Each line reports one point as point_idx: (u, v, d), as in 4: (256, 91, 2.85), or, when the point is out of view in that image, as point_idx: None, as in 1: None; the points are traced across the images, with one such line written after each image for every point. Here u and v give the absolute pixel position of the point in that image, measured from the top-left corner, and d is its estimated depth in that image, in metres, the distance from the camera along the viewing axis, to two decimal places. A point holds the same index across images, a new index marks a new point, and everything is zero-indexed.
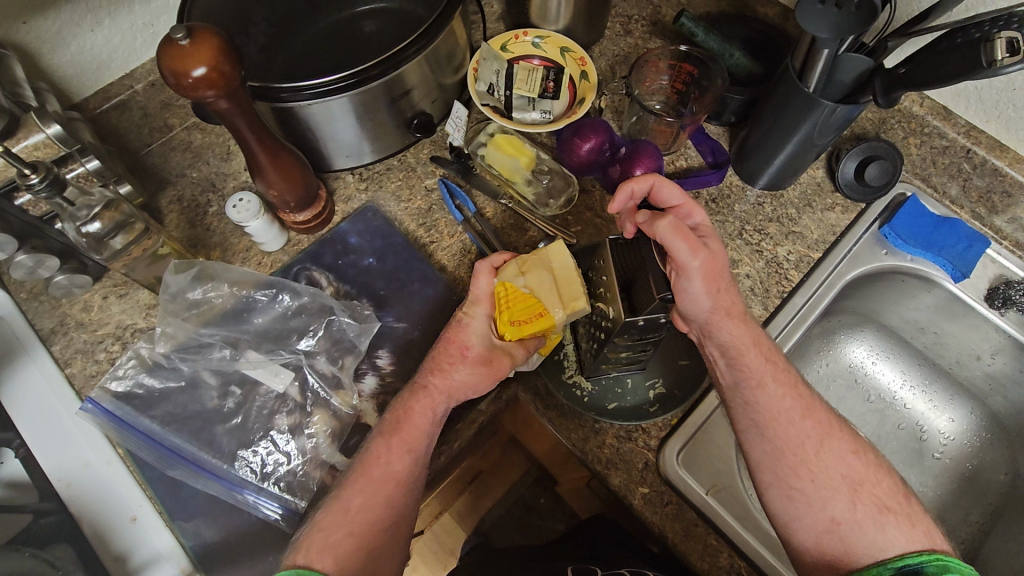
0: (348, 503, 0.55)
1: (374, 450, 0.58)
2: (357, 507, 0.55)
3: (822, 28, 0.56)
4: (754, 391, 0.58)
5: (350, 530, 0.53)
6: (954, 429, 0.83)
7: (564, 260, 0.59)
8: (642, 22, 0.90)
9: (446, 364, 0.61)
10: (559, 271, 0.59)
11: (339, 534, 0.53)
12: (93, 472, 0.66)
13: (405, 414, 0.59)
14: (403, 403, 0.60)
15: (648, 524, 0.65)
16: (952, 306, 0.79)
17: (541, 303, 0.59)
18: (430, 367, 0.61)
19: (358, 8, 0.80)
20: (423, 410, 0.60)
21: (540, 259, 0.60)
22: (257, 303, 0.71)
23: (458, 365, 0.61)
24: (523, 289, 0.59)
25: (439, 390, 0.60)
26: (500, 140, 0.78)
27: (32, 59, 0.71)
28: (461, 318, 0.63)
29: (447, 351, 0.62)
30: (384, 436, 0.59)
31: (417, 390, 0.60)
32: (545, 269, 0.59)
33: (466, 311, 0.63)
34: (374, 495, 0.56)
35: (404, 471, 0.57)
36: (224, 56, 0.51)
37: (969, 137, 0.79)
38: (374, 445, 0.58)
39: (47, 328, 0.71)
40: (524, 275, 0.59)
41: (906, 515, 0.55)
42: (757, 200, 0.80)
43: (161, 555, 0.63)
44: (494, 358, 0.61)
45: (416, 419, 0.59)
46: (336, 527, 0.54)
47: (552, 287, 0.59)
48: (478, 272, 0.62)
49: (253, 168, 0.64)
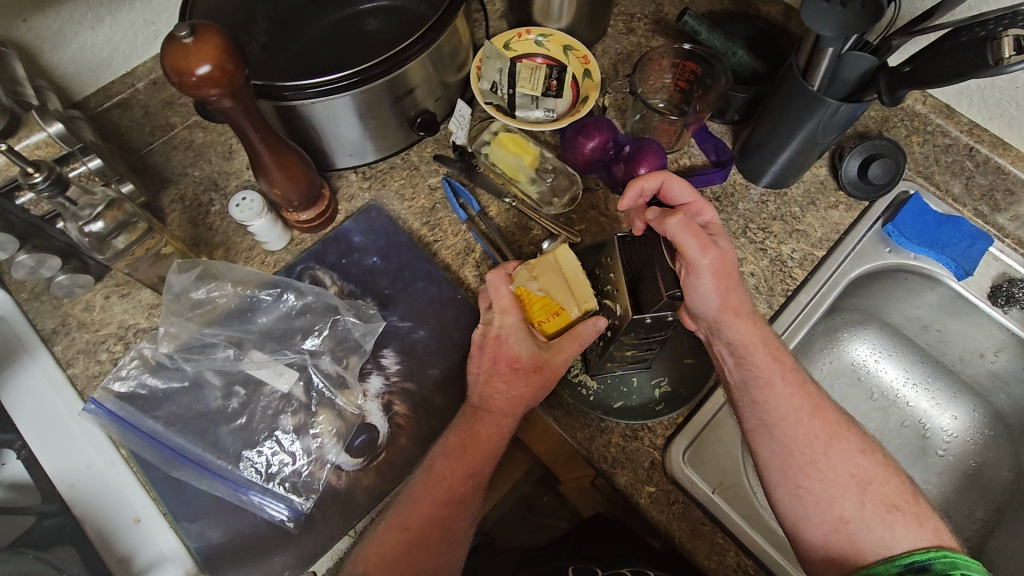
0: (406, 520, 0.56)
1: (435, 467, 0.58)
2: (416, 526, 0.55)
3: (827, 27, 0.56)
4: (763, 390, 0.58)
5: (408, 547, 0.54)
6: (957, 426, 0.83)
7: (570, 261, 0.59)
8: (645, 21, 0.90)
9: (498, 382, 0.60)
10: (567, 270, 0.59)
11: (396, 550, 0.54)
12: (96, 473, 0.65)
13: (470, 435, 0.59)
14: (466, 423, 0.60)
15: (655, 524, 0.65)
16: (956, 304, 0.79)
17: (560, 303, 0.59)
18: (484, 390, 0.61)
19: (361, 6, 0.79)
20: (489, 430, 0.60)
21: (547, 262, 0.60)
22: (261, 302, 0.70)
23: (509, 378, 0.59)
24: (539, 293, 0.60)
25: (500, 409, 0.60)
26: (504, 138, 0.77)
27: (33, 57, 0.71)
28: (494, 331, 0.61)
29: (495, 369, 0.60)
30: (447, 457, 0.59)
31: (479, 412, 0.61)
32: (555, 271, 0.60)
33: (497, 323, 0.60)
34: (423, 511, 0.56)
35: (457, 487, 0.58)
36: (227, 54, 0.50)
37: (972, 135, 0.80)
38: (436, 462, 0.59)
39: (48, 328, 0.71)
40: (537, 280, 0.60)
41: (914, 513, 0.55)
42: (761, 198, 0.80)
43: (165, 557, 0.63)
44: (542, 360, 0.59)
45: (485, 440, 0.59)
46: (393, 543, 0.55)
47: (566, 288, 0.59)
48: (494, 284, 0.61)
49: (256, 166, 0.64)
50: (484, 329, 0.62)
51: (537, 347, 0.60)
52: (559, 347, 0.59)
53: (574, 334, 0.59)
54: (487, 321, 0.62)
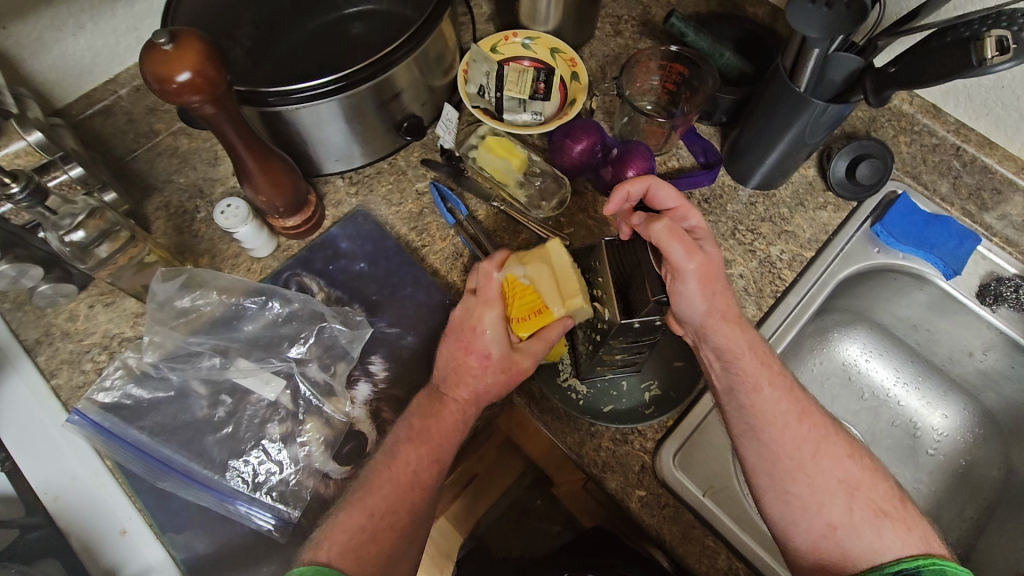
0: (371, 506, 0.54)
1: (399, 453, 0.57)
2: (381, 513, 0.54)
3: (813, 27, 0.56)
4: (750, 395, 0.58)
5: (371, 534, 0.53)
6: (947, 426, 0.83)
7: (561, 254, 0.56)
8: (632, 22, 0.89)
9: (466, 375, 0.59)
10: (556, 264, 0.56)
11: (360, 537, 0.52)
12: (82, 485, 0.65)
13: (434, 422, 0.59)
14: (431, 410, 0.59)
15: (646, 528, 0.64)
16: (944, 304, 0.79)
17: (540, 296, 0.56)
18: (450, 379, 0.60)
19: (346, 10, 0.79)
20: (452, 418, 0.59)
21: (540, 253, 0.58)
22: (247, 310, 0.69)
23: (479, 375, 0.58)
24: (523, 280, 0.57)
25: (464, 399, 0.60)
26: (491, 142, 0.76)
27: (12, 65, 0.70)
28: (474, 322, 0.59)
29: (465, 363, 0.59)
30: (412, 443, 0.57)
31: (445, 399, 0.60)
32: (544, 263, 0.57)
33: (477, 315, 0.59)
34: (389, 499, 0.55)
35: (423, 474, 0.57)
36: (208, 61, 0.50)
37: (959, 136, 0.80)
38: (400, 448, 0.57)
39: (31, 338, 0.70)
40: (524, 266, 0.57)
41: (902, 518, 0.55)
42: (749, 199, 0.80)
43: (151, 569, 0.62)
44: (513, 363, 0.58)
45: (449, 427, 0.59)
46: (357, 530, 0.53)
47: (553, 282, 0.56)
48: (484, 270, 0.59)
49: (240, 172, 0.63)
50: (463, 316, 0.60)
51: (511, 347, 0.58)
52: (530, 352, 0.58)
53: (541, 333, 0.58)
54: (468, 309, 0.60)
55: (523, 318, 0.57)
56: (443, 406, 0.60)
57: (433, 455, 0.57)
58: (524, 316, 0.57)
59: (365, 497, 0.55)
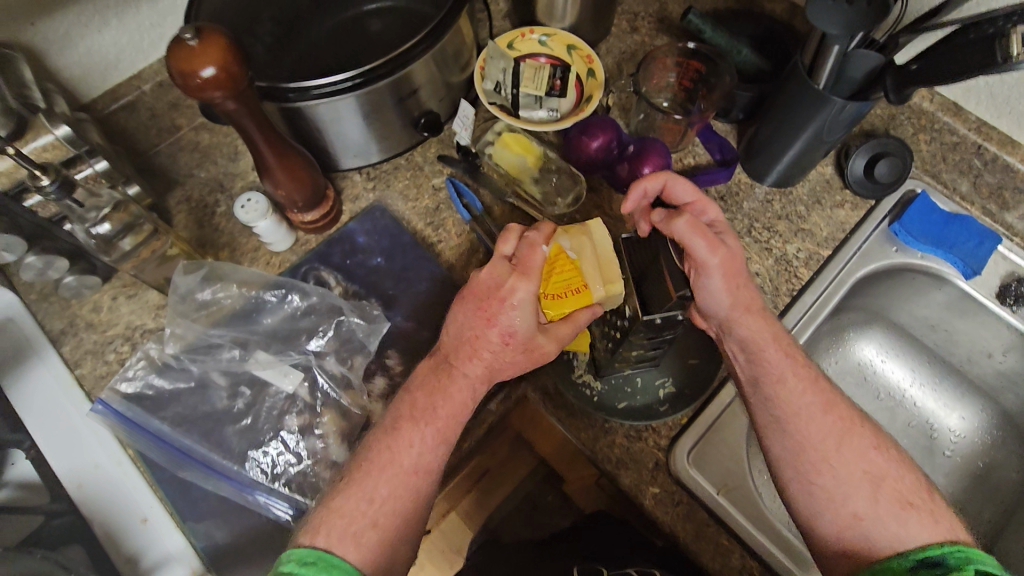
0: (372, 491, 0.53)
1: (402, 433, 0.56)
2: (382, 499, 0.53)
3: (835, 25, 0.56)
4: (774, 387, 0.58)
5: (373, 521, 0.52)
6: (965, 427, 0.82)
7: (604, 235, 0.57)
8: (649, 19, 0.89)
9: (483, 348, 0.58)
10: (598, 243, 0.57)
11: (361, 524, 0.52)
12: (104, 474, 0.66)
13: (440, 397, 0.57)
14: (436, 384, 0.58)
15: (659, 524, 0.65)
16: (964, 304, 0.79)
17: (584, 277, 0.56)
18: (462, 351, 0.59)
19: (364, 7, 0.79)
20: (461, 395, 0.58)
21: (583, 230, 0.58)
22: (266, 303, 0.70)
23: (496, 349, 0.57)
24: (569, 255, 0.57)
25: (475, 375, 0.58)
26: (507, 138, 0.78)
27: (40, 61, 0.71)
28: (505, 292, 0.57)
29: (485, 334, 0.57)
30: (414, 422, 0.56)
31: (453, 371, 0.58)
32: (588, 241, 0.57)
33: (511, 286, 0.57)
34: (399, 491, 0.54)
35: (428, 458, 0.56)
36: (232, 56, 0.50)
37: (982, 134, 0.79)
38: (401, 427, 0.56)
39: (56, 329, 0.71)
40: (568, 240, 0.57)
41: (929, 511, 0.54)
42: (766, 197, 0.79)
43: (172, 556, 0.64)
44: (536, 344, 0.58)
45: (456, 403, 0.58)
46: (359, 516, 0.52)
47: (595, 263, 0.56)
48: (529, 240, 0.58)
49: (262, 171, 0.64)
50: (494, 283, 0.58)
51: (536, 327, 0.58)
52: (557, 335, 0.58)
53: (570, 316, 0.58)
54: (502, 278, 0.58)
55: (558, 298, 0.57)
56: (450, 380, 0.58)
57: (439, 437, 0.56)
58: (560, 293, 0.57)
59: (366, 481, 0.54)
